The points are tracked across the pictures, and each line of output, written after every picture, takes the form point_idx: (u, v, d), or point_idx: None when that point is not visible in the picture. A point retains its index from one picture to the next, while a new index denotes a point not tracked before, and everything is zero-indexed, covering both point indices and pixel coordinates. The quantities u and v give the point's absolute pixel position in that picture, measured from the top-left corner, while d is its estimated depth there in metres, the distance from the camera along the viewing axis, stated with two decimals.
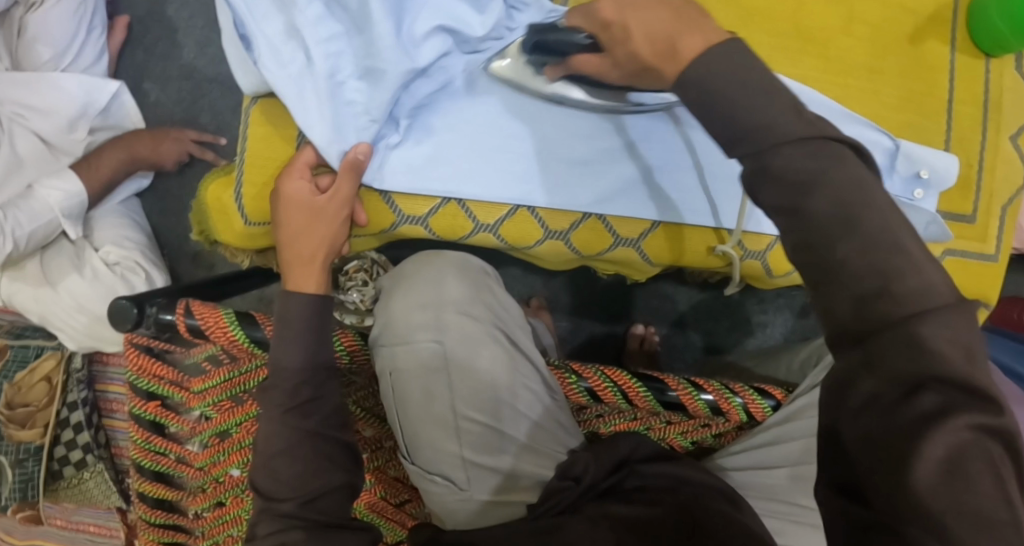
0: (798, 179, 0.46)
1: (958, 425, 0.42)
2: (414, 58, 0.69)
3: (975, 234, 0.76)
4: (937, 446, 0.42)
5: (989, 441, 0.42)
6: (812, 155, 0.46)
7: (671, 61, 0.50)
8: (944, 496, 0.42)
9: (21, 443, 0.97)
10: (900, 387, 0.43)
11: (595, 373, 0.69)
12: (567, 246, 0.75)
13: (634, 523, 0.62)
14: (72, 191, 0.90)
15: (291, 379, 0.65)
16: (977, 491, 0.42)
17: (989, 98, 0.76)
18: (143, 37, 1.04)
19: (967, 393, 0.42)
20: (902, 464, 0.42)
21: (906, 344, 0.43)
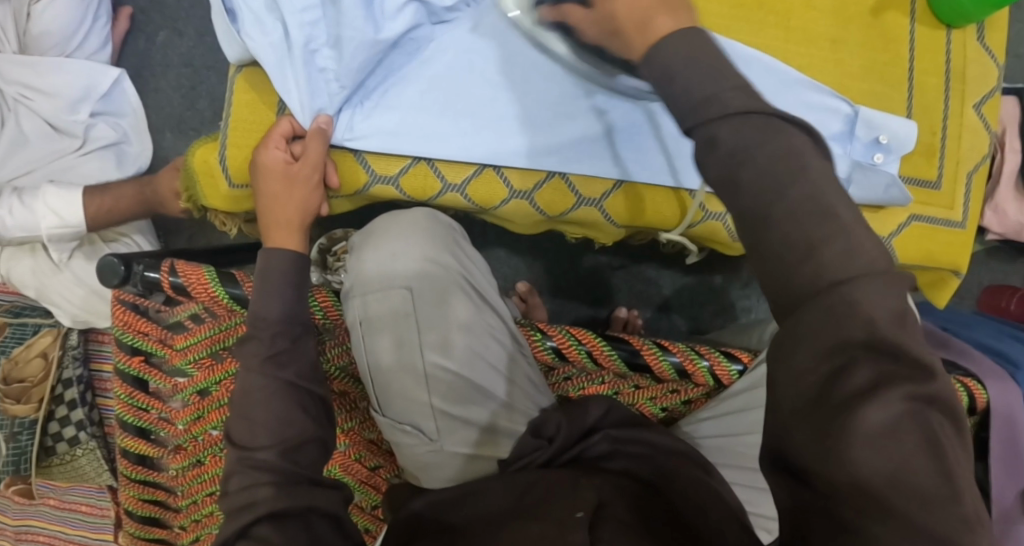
0: (737, 144, 0.48)
1: (891, 397, 0.43)
2: (380, 29, 0.71)
3: (942, 200, 0.78)
4: (873, 416, 0.43)
5: (926, 410, 0.44)
6: (748, 131, 0.49)
7: (641, 34, 0.54)
8: (880, 462, 0.43)
9: (16, 418, 1.00)
10: (835, 353, 0.44)
11: (561, 332, 0.73)
12: (532, 207, 0.76)
13: (622, 489, 0.63)
14: (67, 222, 0.93)
15: (269, 326, 0.67)
16: (911, 459, 0.43)
17: (951, 68, 0.78)
18: (145, 26, 1.08)
19: (901, 363, 0.44)
20: (839, 431, 0.44)
21: (825, 319, 0.45)
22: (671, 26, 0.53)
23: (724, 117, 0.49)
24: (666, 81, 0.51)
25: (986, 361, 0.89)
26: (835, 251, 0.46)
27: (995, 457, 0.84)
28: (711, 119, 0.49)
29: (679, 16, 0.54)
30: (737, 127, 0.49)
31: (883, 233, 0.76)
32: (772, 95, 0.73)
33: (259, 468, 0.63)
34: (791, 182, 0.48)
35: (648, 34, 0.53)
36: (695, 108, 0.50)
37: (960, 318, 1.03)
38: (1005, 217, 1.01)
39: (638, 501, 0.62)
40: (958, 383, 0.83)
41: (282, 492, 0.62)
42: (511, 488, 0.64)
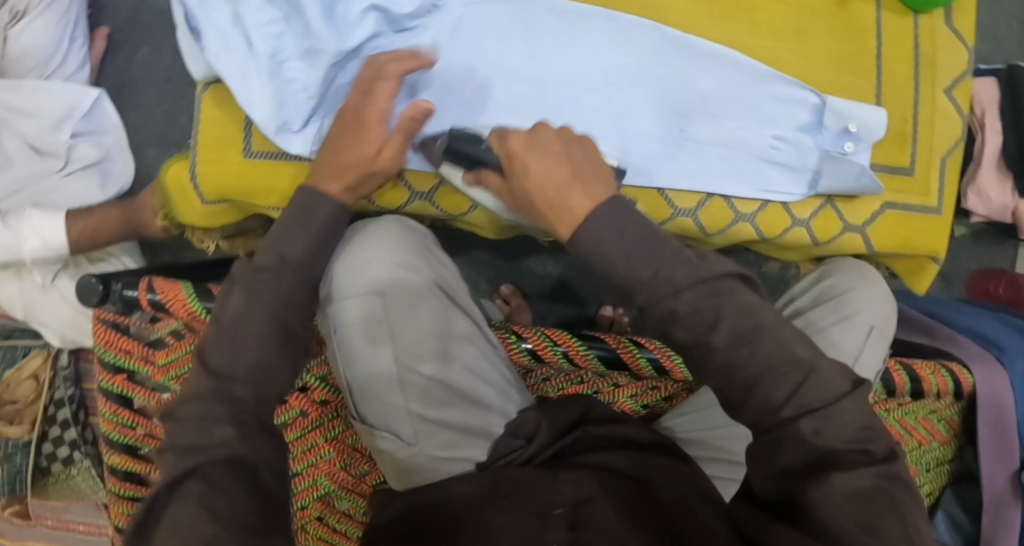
0: (695, 317, 0.52)
1: (864, 470, 0.50)
2: (344, 39, 0.71)
3: (916, 186, 0.78)
4: (851, 478, 0.50)
5: (891, 485, 0.51)
6: (703, 297, 0.52)
7: (563, 217, 0.56)
8: (858, 521, 0.49)
9: (10, 439, 1.00)
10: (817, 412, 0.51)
11: (536, 334, 0.73)
12: (500, 211, 0.76)
13: (603, 485, 0.63)
14: (52, 245, 0.94)
15: (288, 267, 0.59)
16: (882, 519, 0.50)
17: (919, 54, 0.78)
18: (124, 45, 1.10)
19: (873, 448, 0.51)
20: (820, 483, 0.50)
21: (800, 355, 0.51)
22: (590, 205, 0.55)
23: (677, 293, 0.52)
24: (606, 260, 0.54)
25: (971, 345, 0.88)
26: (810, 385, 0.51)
27: (983, 443, 0.84)
28: (672, 290, 0.52)
29: (595, 193, 0.55)
30: (691, 298, 0.52)
31: (858, 222, 0.76)
32: (738, 87, 0.74)
33: (234, 404, 0.56)
34: (757, 338, 0.52)
35: (568, 213, 0.55)
36: (643, 285, 0.53)
37: (945, 303, 1.03)
38: (989, 200, 1.01)
39: (619, 498, 0.62)
40: (941, 369, 0.82)
41: (245, 432, 0.55)
42: (491, 482, 0.64)
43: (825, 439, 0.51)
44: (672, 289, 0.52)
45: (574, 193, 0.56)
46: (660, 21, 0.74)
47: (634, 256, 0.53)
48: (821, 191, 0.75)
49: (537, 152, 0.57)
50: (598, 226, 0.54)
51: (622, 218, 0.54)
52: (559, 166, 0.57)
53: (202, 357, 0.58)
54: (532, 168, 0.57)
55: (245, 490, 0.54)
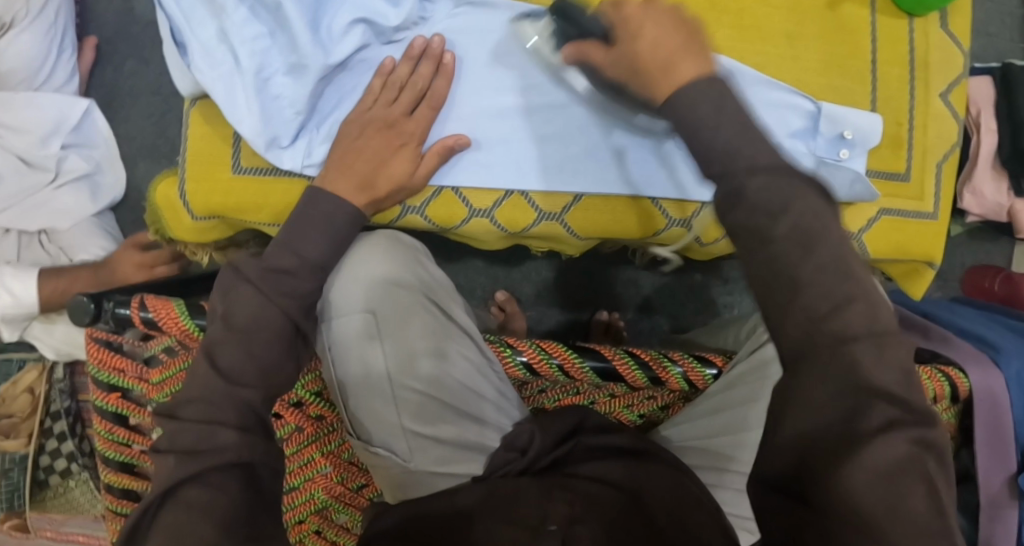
0: (766, 196, 0.50)
1: (899, 438, 0.47)
2: (330, 53, 0.70)
3: (911, 192, 0.77)
4: (884, 452, 0.47)
5: (924, 455, 0.48)
6: (778, 188, 0.51)
7: (665, 76, 0.55)
8: (881, 502, 0.47)
9: (7, 453, 0.99)
10: (846, 392, 0.48)
11: (530, 346, 0.70)
12: (493, 224, 0.75)
13: (592, 502, 0.64)
14: (21, 301, 0.95)
15: (308, 265, 0.61)
16: (910, 495, 0.47)
17: (914, 57, 0.77)
18: (113, 55, 1.09)
19: (909, 412, 0.48)
20: (850, 461, 0.47)
21: (837, 361, 0.48)
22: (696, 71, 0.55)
23: (753, 170, 0.51)
24: (693, 127, 0.53)
25: (966, 348, 0.87)
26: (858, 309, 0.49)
27: (980, 445, 0.83)
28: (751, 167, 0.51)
29: (700, 58, 0.55)
30: (766, 182, 0.51)
31: (853, 229, 0.75)
32: None
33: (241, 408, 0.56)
34: None
35: (672, 76, 0.55)
36: (723, 157, 0.52)
37: (942, 303, 1.02)
38: (984, 199, 1.00)
39: (608, 518, 0.63)
40: (938, 374, 0.81)
41: (248, 440, 0.56)
42: (484, 498, 0.65)
43: (859, 418, 0.48)
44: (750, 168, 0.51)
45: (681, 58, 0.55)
46: None
47: (720, 133, 0.52)
48: None
49: (649, 19, 0.57)
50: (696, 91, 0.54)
51: (700, 99, 0.53)
52: (667, 29, 0.57)
53: (208, 359, 0.58)
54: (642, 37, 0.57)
55: (243, 496, 0.55)
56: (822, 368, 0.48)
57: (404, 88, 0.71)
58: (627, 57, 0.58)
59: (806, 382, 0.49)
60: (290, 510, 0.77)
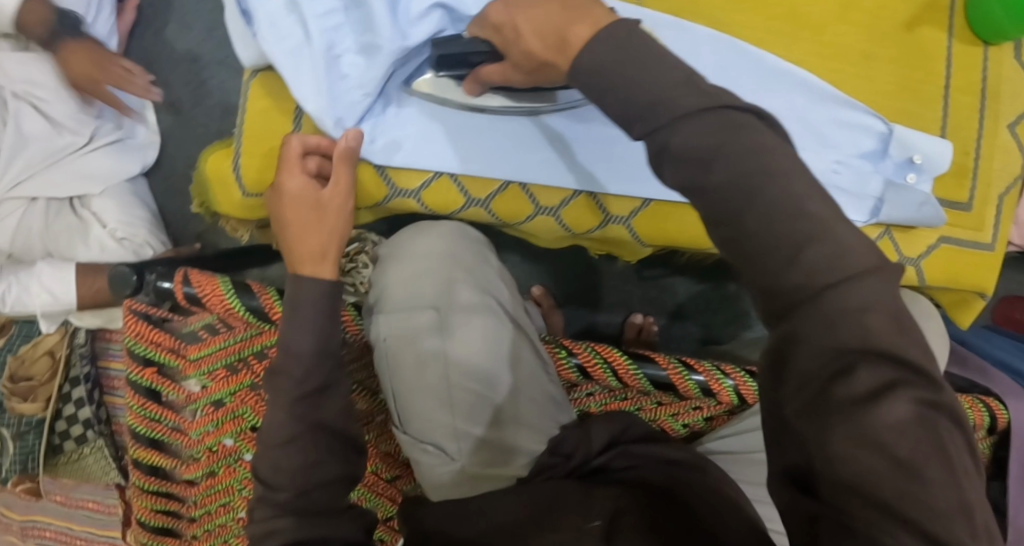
0: (690, 150, 0.48)
1: (900, 398, 0.43)
2: (406, 37, 0.68)
3: (970, 221, 0.76)
4: (885, 418, 0.43)
5: (935, 416, 0.44)
6: (711, 130, 0.48)
7: (562, 50, 0.53)
8: (893, 480, 0.43)
9: (23, 416, 0.98)
10: (836, 357, 0.44)
11: (586, 349, 0.73)
12: (557, 222, 0.75)
13: (644, 504, 0.60)
14: (61, 298, 0.94)
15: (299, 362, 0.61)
16: (926, 466, 0.43)
17: (986, 86, 0.76)
18: (153, 18, 1.06)
19: (909, 369, 0.44)
20: (843, 435, 0.44)
21: (822, 318, 0.45)
22: (589, 32, 0.51)
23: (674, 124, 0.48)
24: (605, 89, 0.51)
25: (1004, 381, 0.88)
26: (816, 253, 0.46)
27: (1014, 478, 0.84)
28: (664, 125, 0.49)
29: (596, 19, 0.52)
30: (689, 130, 0.48)
31: (913, 255, 0.75)
32: (805, 108, 0.72)
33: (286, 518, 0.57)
34: None
35: (568, 48, 0.52)
36: (640, 115, 0.50)
37: (976, 331, 1.02)
38: None
39: (651, 512, 0.59)
40: (979, 403, 0.82)
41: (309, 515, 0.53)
42: (532, 507, 0.62)
43: (849, 388, 0.44)
44: (671, 119, 0.49)
45: (575, 25, 0.52)
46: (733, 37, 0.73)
47: (635, 81, 0.50)
48: (882, 220, 0.73)
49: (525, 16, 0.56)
50: (599, 54, 0.51)
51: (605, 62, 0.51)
52: (548, 16, 0.54)
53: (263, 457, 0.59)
54: (529, 35, 0.55)
55: None
56: (806, 332, 0.45)
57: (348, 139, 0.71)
58: (523, 57, 0.58)
59: (792, 354, 0.46)
60: None
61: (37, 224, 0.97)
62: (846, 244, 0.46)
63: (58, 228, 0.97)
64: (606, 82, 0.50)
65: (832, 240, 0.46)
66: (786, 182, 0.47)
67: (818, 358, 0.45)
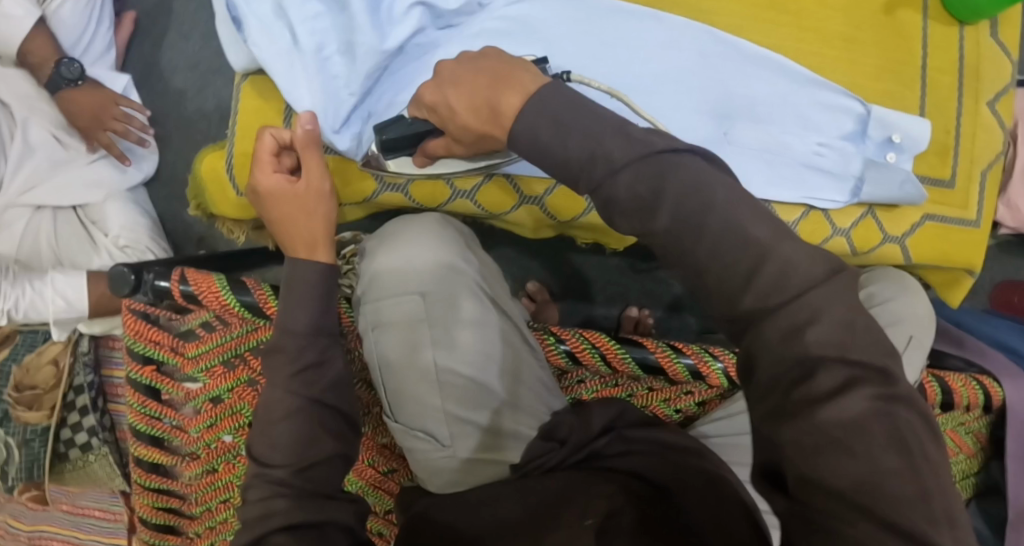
0: (633, 197, 0.50)
1: (858, 395, 0.46)
2: (386, 38, 0.70)
3: (955, 199, 0.77)
4: (842, 411, 0.45)
5: (894, 408, 0.46)
6: (640, 180, 0.50)
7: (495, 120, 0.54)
8: (855, 473, 0.45)
9: (28, 425, 1.00)
10: (795, 362, 0.46)
11: (575, 336, 0.73)
12: (543, 211, 0.76)
13: (641, 497, 0.62)
14: (74, 306, 0.96)
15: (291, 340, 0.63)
16: (883, 456, 0.45)
17: (964, 65, 0.77)
18: (151, 31, 1.09)
19: (864, 368, 0.46)
20: (803, 429, 0.46)
21: (782, 332, 0.47)
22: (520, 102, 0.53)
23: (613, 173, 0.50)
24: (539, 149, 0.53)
25: (1000, 360, 0.88)
26: (767, 273, 0.48)
27: (1011, 458, 0.83)
28: (610, 171, 0.51)
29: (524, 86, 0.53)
30: (631, 177, 0.50)
31: (897, 233, 0.75)
32: (787, 94, 0.73)
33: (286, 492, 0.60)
34: None
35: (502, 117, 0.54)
36: (581, 171, 0.52)
37: (972, 314, 1.03)
38: (1019, 213, 1.00)
39: (647, 508, 0.61)
40: (973, 382, 0.82)
41: None
42: (535, 507, 0.62)
43: (810, 390, 0.46)
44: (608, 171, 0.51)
45: (502, 94, 0.53)
46: (711, 25, 0.74)
47: (568, 142, 0.52)
48: (864, 199, 0.74)
49: (453, 88, 0.56)
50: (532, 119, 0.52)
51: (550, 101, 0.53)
52: (474, 90, 0.55)
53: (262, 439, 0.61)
54: (457, 108, 0.55)
55: None
56: (765, 343, 0.47)
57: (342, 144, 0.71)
58: (461, 131, 0.57)
59: (755, 358, 0.48)
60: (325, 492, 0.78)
61: (45, 231, 1.00)
62: (790, 263, 0.48)
63: (67, 239, 1.01)
64: (539, 144, 0.52)
65: (777, 257, 0.48)
66: (724, 203, 0.50)
67: (777, 365, 0.47)
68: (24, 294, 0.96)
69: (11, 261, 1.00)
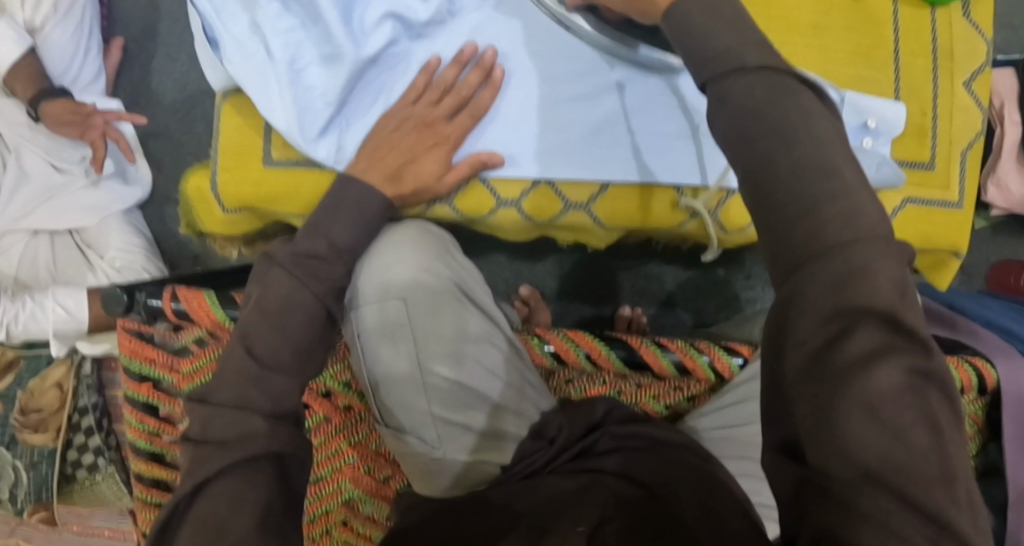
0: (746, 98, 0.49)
1: (892, 365, 0.44)
2: (361, 47, 0.71)
3: (937, 181, 0.77)
4: (877, 380, 0.44)
5: (924, 385, 0.44)
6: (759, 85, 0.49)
7: None
8: (882, 447, 0.43)
9: (35, 447, 1.02)
10: (831, 319, 0.44)
11: (558, 336, 0.75)
12: (520, 214, 0.76)
13: (628, 502, 0.62)
14: (75, 315, 0.99)
15: None
16: (911, 430, 0.44)
17: (937, 45, 0.77)
18: (139, 55, 1.11)
19: (901, 334, 0.44)
20: (840, 396, 0.44)
21: (835, 275, 0.44)
22: None
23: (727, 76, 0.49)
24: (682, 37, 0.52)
25: (993, 340, 0.87)
26: (825, 216, 0.45)
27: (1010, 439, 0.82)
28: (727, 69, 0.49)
29: None
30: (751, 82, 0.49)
31: None
32: None
33: None
34: None
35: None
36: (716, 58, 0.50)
37: (967, 296, 1.02)
38: (1009, 192, 1.00)
39: (637, 515, 0.61)
40: (965, 364, 0.82)
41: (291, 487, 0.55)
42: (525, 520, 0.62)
43: (843, 352, 0.44)
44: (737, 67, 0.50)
45: None
46: None
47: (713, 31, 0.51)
48: None
49: None
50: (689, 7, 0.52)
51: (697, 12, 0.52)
52: None
53: None
54: None
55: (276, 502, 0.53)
56: (812, 291, 0.45)
57: (448, 92, 0.72)
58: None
59: (799, 307, 0.45)
60: (315, 501, 0.77)
61: (43, 254, 1.04)
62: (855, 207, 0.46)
63: (63, 259, 1.04)
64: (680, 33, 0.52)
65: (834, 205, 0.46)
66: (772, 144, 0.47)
67: (817, 327, 0.44)
68: (25, 309, 1.00)
69: (12, 281, 1.04)
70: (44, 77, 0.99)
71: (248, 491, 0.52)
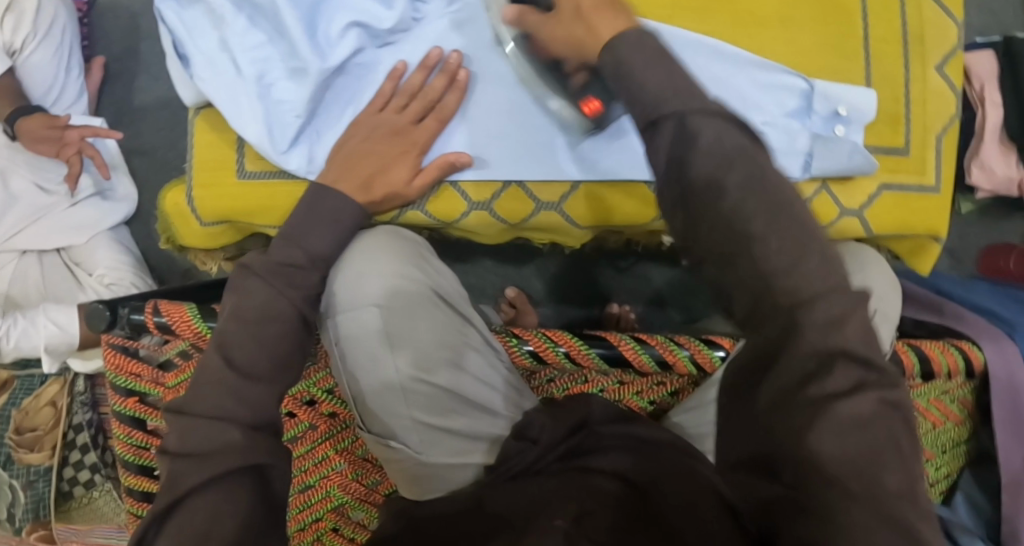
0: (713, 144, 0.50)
1: (869, 397, 0.46)
2: (327, 57, 0.71)
3: (913, 166, 0.77)
4: (851, 411, 0.46)
5: (891, 411, 0.47)
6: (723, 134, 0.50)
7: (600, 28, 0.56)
8: (849, 467, 0.46)
9: (31, 466, 1.02)
10: (822, 362, 0.46)
11: (536, 335, 0.74)
12: (494, 216, 0.76)
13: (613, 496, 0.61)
14: (66, 331, 0.99)
15: None
16: (881, 454, 0.46)
17: (907, 31, 0.77)
18: (120, 74, 1.12)
19: (874, 371, 0.47)
20: (815, 425, 0.46)
21: (828, 322, 0.47)
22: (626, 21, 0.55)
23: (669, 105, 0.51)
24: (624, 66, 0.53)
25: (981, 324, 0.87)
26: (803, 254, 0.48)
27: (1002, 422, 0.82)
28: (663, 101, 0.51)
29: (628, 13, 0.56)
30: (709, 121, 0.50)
31: (854, 205, 0.75)
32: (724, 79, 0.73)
33: None
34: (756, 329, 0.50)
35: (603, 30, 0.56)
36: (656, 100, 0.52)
37: (956, 281, 1.02)
38: (993, 175, 1.00)
39: (621, 506, 0.59)
40: (950, 347, 0.79)
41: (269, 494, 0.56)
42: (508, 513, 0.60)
43: (822, 390, 0.47)
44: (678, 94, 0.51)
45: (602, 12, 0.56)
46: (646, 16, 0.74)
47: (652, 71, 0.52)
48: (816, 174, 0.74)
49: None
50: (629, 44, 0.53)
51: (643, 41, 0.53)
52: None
53: None
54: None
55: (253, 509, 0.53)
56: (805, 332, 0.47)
57: (415, 97, 0.72)
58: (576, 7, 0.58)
59: (788, 345, 0.47)
60: (305, 509, 0.81)
61: (33, 274, 1.05)
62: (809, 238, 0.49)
63: (53, 278, 1.05)
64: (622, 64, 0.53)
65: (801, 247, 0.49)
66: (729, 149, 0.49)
67: (802, 363, 0.47)
68: (17, 326, 1.00)
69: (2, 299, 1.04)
70: (25, 99, 1.00)
71: (225, 501, 0.53)
